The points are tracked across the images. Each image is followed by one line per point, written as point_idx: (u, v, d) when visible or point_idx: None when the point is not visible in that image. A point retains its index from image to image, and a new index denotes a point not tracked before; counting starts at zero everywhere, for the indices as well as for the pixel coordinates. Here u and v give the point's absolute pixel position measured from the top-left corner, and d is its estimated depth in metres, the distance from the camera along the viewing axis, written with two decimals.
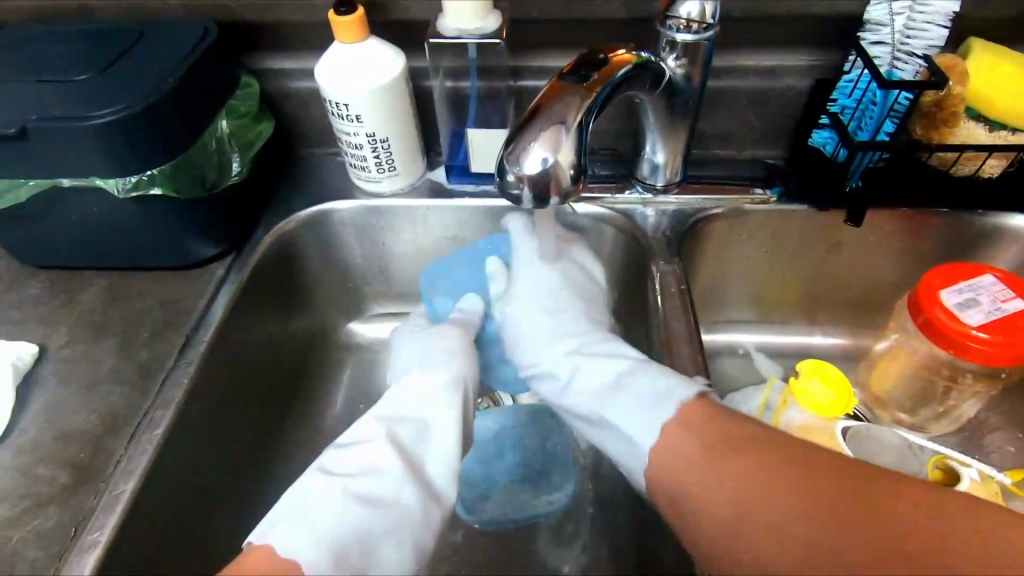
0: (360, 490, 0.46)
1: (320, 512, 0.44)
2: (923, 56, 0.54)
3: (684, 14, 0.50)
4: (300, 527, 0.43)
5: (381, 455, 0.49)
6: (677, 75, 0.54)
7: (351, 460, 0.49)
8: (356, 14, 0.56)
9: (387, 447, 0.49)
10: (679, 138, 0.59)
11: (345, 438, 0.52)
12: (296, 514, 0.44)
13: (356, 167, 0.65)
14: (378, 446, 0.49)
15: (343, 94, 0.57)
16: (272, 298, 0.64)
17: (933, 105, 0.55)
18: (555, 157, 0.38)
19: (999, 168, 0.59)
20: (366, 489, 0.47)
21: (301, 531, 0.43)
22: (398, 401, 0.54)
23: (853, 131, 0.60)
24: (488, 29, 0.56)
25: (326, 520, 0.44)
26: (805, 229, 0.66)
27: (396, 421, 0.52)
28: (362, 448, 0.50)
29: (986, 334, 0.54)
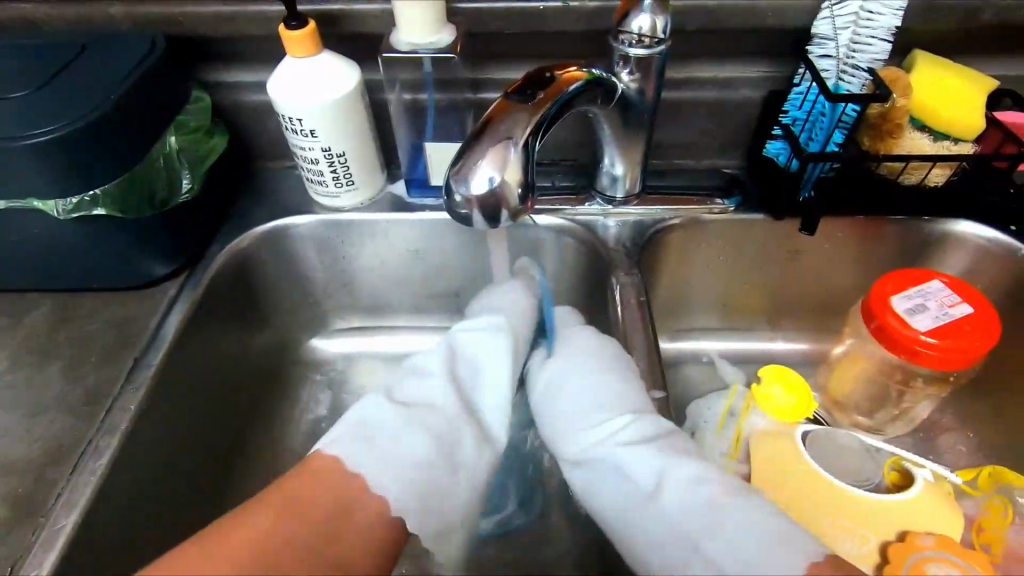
0: (418, 419, 0.51)
1: (389, 438, 0.49)
2: (867, 70, 0.56)
3: (636, 29, 0.51)
4: (361, 441, 0.48)
5: (438, 404, 0.53)
6: (631, 89, 0.54)
7: (412, 391, 0.54)
8: (308, 28, 0.55)
9: (443, 385, 0.54)
10: (636, 150, 0.60)
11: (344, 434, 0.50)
12: (362, 435, 0.49)
13: (313, 182, 0.64)
14: (440, 387, 0.54)
15: (297, 109, 0.57)
16: (228, 316, 0.63)
17: (878, 118, 0.56)
18: (502, 176, 0.38)
19: (943, 177, 0.61)
20: (395, 433, 0.49)
21: (369, 459, 0.46)
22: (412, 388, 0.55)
23: (805, 142, 0.61)
24: (441, 43, 0.55)
25: (386, 464, 0.47)
26: (763, 237, 0.67)
27: (449, 377, 0.56)
28: (432, 388, 0.54)
29: (933, 339, 0.56)
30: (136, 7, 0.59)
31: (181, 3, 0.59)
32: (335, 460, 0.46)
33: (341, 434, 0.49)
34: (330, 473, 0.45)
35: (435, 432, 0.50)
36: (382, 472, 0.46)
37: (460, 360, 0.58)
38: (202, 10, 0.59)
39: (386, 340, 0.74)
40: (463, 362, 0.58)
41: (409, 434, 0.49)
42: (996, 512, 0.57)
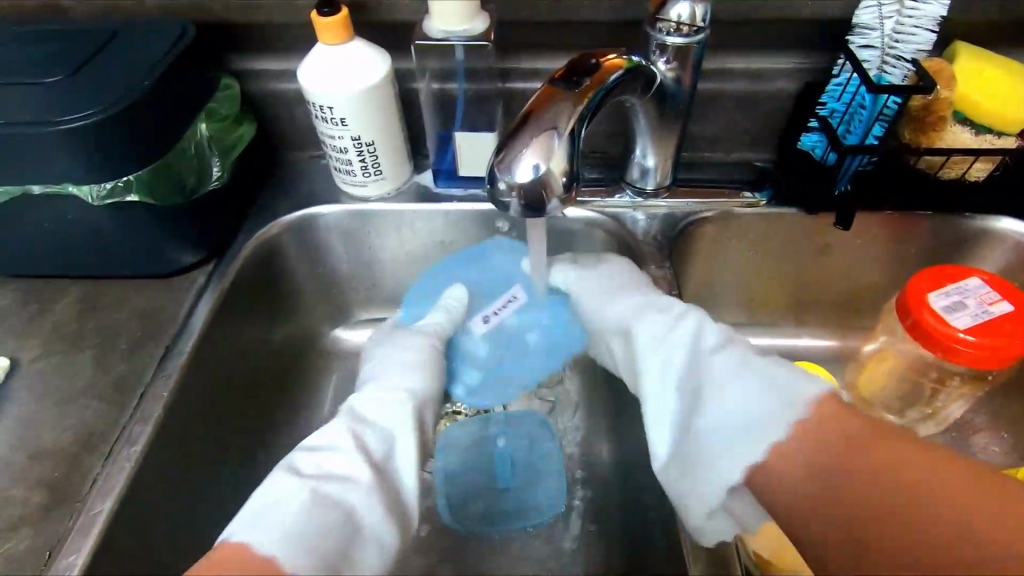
0: (330, 493, 0.44)
1: (282, 511, 0.41)
2: (911, 60, 0.54)
3: (674, 17, 0.50)
4: (258, 521, 0.41)
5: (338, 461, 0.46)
6: (667, 78, 0.53)
7: (323, 465, 0.46)
8: (339, 14, 0.54)
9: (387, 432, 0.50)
10: (669, 142, 0.59)
11: (315, 439, 0.48)
12: (276, 500, 0.42)
13: (341, 171, 0.63)
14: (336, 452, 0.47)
15: (327, 97, 0.56)
16: (255, 305, 0.63)
17: (920, 110, 0.55)
18: (547, 164, 0.37)
19: (984, 171, 0.59)
20: (338, 466, 0.46)
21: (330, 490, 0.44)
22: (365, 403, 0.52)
23: (842, 135, 0.59)
24: (474, 31, 0.54)
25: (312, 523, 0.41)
26: (794, 232, 0.66)
27: (383, 400, 0.52)
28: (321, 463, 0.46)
29: (972, 337, 0.55)
30: None
31: None
32: (250, 546, 0.39)
33: (245, 512, 0.42)
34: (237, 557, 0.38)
35: (348, 466, 0.46)
36: (273, 536, 0.39)
37: (364, 408, 0.52)
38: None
39: None
40: (375, 407, 0.52)
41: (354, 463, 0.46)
42: None
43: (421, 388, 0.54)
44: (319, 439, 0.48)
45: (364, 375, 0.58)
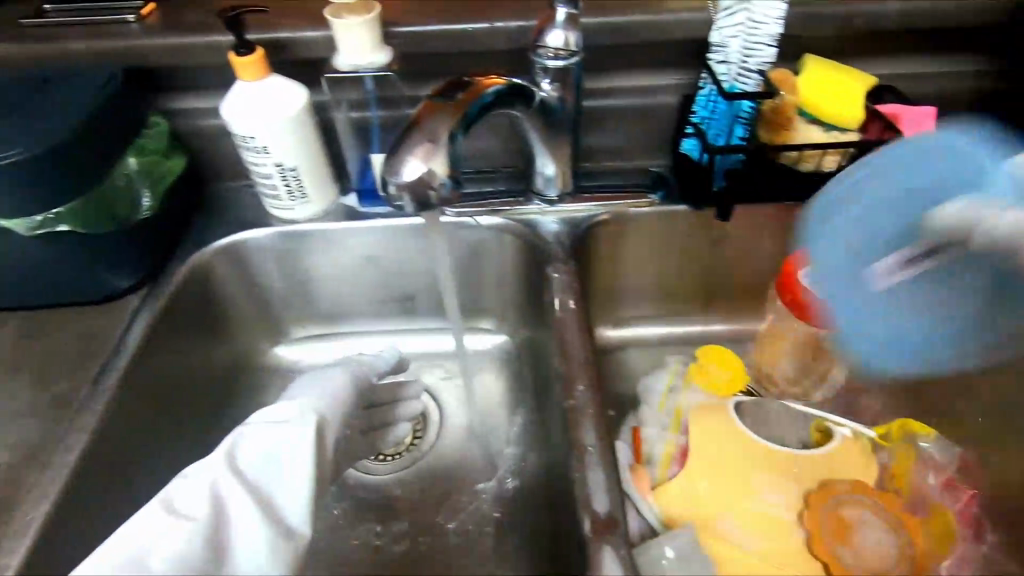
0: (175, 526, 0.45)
1: (162, 544, 0.44)
2: (759, 72, 0.63)
3: (552, 45, 0.58)
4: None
5: (248, 518, 0.46)
6: (552, 96, 0.61)
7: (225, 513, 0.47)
8: (256, 54, 0.60)
9: (242, 500, 0.47)
10: (564, 151, 0.67)
11: (229, 532, 0.46)
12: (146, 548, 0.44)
13: (268, 197, 0.69)
14: (242, 516, 0.46)
15: (247, 129, 0.62)
16: (192, 326, 0.67)
17: (771, 113, 0.64)
18: (430, 166, 0.42)
19: (835, 162, 0.68)
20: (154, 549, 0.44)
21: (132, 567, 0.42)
22: (192, 485, 0.48)
23: (713, 138, 0.68)
24: (378, 64, 0.60)
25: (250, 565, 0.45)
26: (686, 227, 0.74)
27: (236, 476, 0.49)
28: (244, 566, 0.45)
29: None
30: (93, 41, 0.64)
31: (140, 37, 0.64)
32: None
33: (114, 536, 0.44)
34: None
35: (306, 461, 0.51)
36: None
37: (244, 450, 0.50)
38: (158, 43, 0.64)
39: (345, 344, 0.79)
40: (262, 445, 0.51)
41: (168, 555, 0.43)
42: (908, 462, 0.63)
43: (319, 409, 0.56)
44: (193, 487, 0.48)
45: (253, 470, 0.50)
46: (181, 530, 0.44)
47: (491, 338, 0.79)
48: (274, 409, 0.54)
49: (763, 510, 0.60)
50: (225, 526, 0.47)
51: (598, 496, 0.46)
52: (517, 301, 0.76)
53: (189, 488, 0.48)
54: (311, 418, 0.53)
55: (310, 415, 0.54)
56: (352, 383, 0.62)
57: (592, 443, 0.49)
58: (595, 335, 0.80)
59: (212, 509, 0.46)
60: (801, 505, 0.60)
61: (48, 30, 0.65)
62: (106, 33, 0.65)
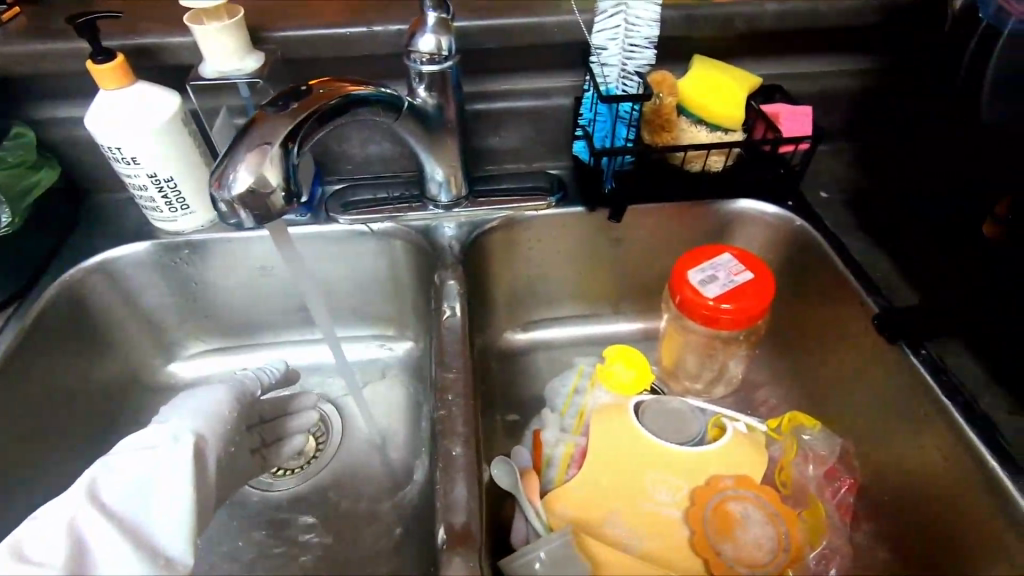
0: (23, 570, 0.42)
1: None
2: (639, 74, 0.64)
3: (424, 49, 0.57)
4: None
5: (114, 550, 0.44)
6: (428, 103, 0.60)
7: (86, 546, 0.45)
8: (116, 60, 0.58)
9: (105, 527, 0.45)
10: (451, 156, 0.66)
11: (88, 563, 0.44)
12: None
13: (148, 209, 0.66)
14: (107, 548, 0.44)
15: (111, 140, 0.59)
16: (66, 345, 0.64)
17: (652, 113, 0.64)
18: (260, 178, 0.41)
19: (721, 162, 0.69)
20: None
21: None
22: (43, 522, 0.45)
23: (602, 140, 0.68)
24: (249, 68, 0.58)
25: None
26: (583, 229, 0.74)
27: (97, 505, 0.46)
28: None
29: (726, 304, 0.64)
30: None
31: None
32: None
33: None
34: None
35: (180, 481, 0.49)
36: None
37: (106, 487, 0.48)
38: (15, 49, 0.61)
39: (244, 357, 0.77)
40: (129, 471, 0.49)
41: None
42: (793, 457, 0.64)
43: (201, 427, 0.55)
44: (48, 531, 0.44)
45: (118, 496, 0.47)
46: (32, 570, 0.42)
47: (395, 345, 0.78)
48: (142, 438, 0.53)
49: (651, 511, 0.60)
50: (87, 562, 0.44)
51: (456, 507, 0.45)
52: (417, 308, 0.75)
53: (41, 529, 0.45)
54: (187, 439, 0.53)
55: (184, 438, 0.53)
56: (231, 399, 0.61)
57: (457, 453, 0.48)
58: (503, 338, 0.80)
59: (73, 547, 0.44)
60: (688, 503, 0.60)
61: None
62: None
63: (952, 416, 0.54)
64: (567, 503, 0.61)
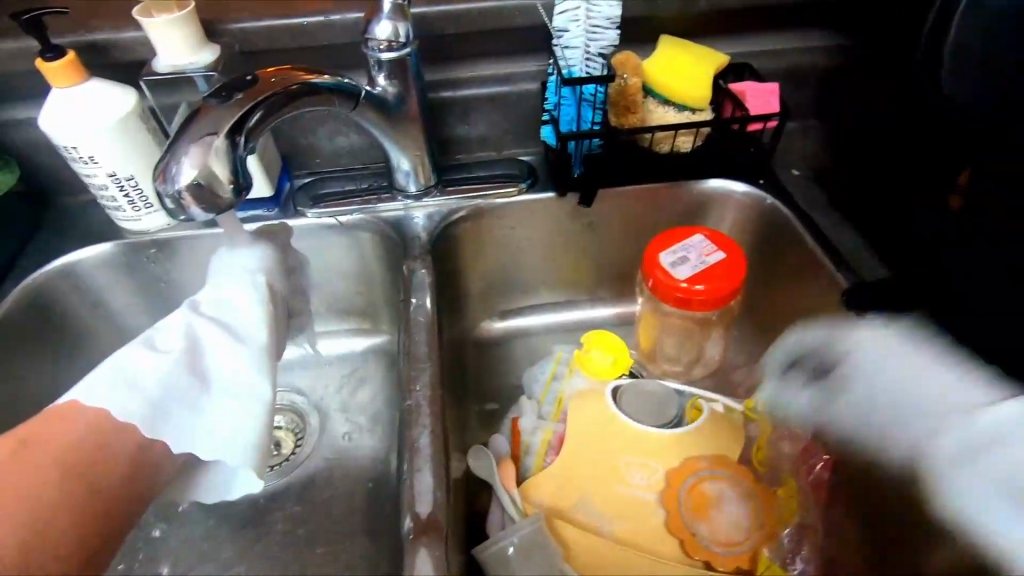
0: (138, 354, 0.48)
1: (133, 374, 0.47)
2: (602, 56, 0.63)
3: (382, 36, 0.56)
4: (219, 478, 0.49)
5: (226, 390, 0.50)
6: (390, 92, 0.59)
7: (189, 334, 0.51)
8: (67, 58, 0.57)
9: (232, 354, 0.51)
10: (416, 145, 0.65)
11: (197, 332, 0.52)
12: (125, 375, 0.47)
13: (111, 209, 0.65)
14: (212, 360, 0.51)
15: (68, 138, 0.58)
16: (32, 350, 0.63)
17: (618, 94, 0.64)
18: (208, 171, 0.40)
19: (690, 143, 0.68)
20: (135, 358, 0.48)
21: (119, 393, 0.46)
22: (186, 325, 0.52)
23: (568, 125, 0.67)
24: (204, 62, 0.58)
25: (216, 433, 0.47)
26: (555, 215, 0.73)
27: (204, 326, 0.52)
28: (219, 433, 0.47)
29: (695, 285, 0.63)
30: None
31: None
32: (90, 405, 0.45)
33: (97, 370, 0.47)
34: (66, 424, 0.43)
35: (263, 337, 0.54)
36: (135, 396, 0.46)
37: (205, 303, 0.55)
38: None
39: None
40: (221, 312, 0.54)
41: (142, 386, 0.47)
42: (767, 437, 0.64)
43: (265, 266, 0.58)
44: (178, 342, 0.51)
45: (231, 332, 0.53)
46: (143, 363, 0.48)
47: (372, 339, 0.78)
48: (220, 277, 0.57)
49: (625, 495, 0.60)
50: (202, 356, 0.51)
51: (423, 494, 0.45)
52: (392, 300, 0.74)
53: (163, 333, 0.51)
54: (260, 276, 0.57)
55: (259, 275, 0.57)
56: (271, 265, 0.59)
57: (425, 441, 0.48)
58: (481, 328, 0.79)
59: (187, 343, 0.51)
60: (664, 485, 0.61)
61: None
62: None
63: (919, 384, 0.54)
64: (543, 490, 0.60)
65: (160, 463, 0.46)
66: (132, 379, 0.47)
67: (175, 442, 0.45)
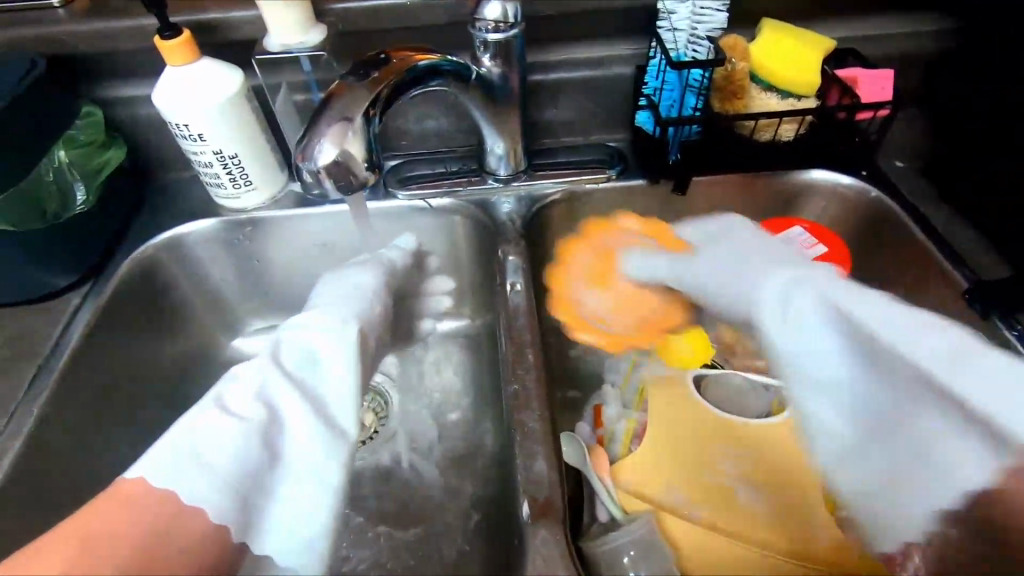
0: (224, 408, 0.50)
1: (213, 440, 0.47)
2: (709, 39, 0.61)
3: (490, 18, 0.55)
4: (290, 526, 0.48)
5: (302, 445, 0.51)
6: (494, 72, 0.59)
7: (265, 389, 0.53)
8: (182, 37, 0.58)
9: (304, 412, 0.52)
10: (513, 129, 0.65)
11: (273, 389, 0.53)
12: (198, 438, 0.47)
13: (212, 185, 0.66)
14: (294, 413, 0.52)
15: (181, 116, 0.59)
16: (139, 323, 0.65)
17: (724, 79, 0.62)
18: (346, 149, 0.40)
19: (793, 131, 0.66)
20: (214, 419, 0.49)
21: (201, 456, 0.47)
22: (261, 382, 0.53)
23: (666, 109, 0.66)
24: (312, 43, 0.58)
25: (291, 492, 0.49)
26: (645, 203, 0.72)
27: (283, 382, 0.54)
28: (291, 503, 0.49)
29: (796, 278, 0.62)
30: (12, 29, 0.61)
31: (60, 23, 0.61)
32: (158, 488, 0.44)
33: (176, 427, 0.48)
34: (141, 491, 0.44)
35: (343, 386, 0.56)
36: (223, 460, 0.47)
37: (285, 356, 0.57)
38: (80, 28, 0.61)
39: None
40: (301, 362, 0.57)
41: (226, 446, 0.47)
42: None
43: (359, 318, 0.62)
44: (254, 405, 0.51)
45: (312, 389, 0.55)
46: (226, 424, 0.48)
47: (452, 322, 0.78)
48: (306, 327, 0.60)
49: (713, 483, 0.56)
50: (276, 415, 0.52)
51: (538, 480, 0.45)
52: (476, 284, 0.74)
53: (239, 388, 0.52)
54: (352, 327, 0.60)
55: (351, 325, 0.61)
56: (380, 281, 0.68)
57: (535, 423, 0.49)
58: None
59: (264, 411, 0.51)
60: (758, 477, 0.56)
61: None
62: (24, 20, 0.61)
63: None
64: (631, 473, 0.58)
65: (231, 544, 0.46)
66: (201, 447, 0.47)
67: (250, 509, 0.47)
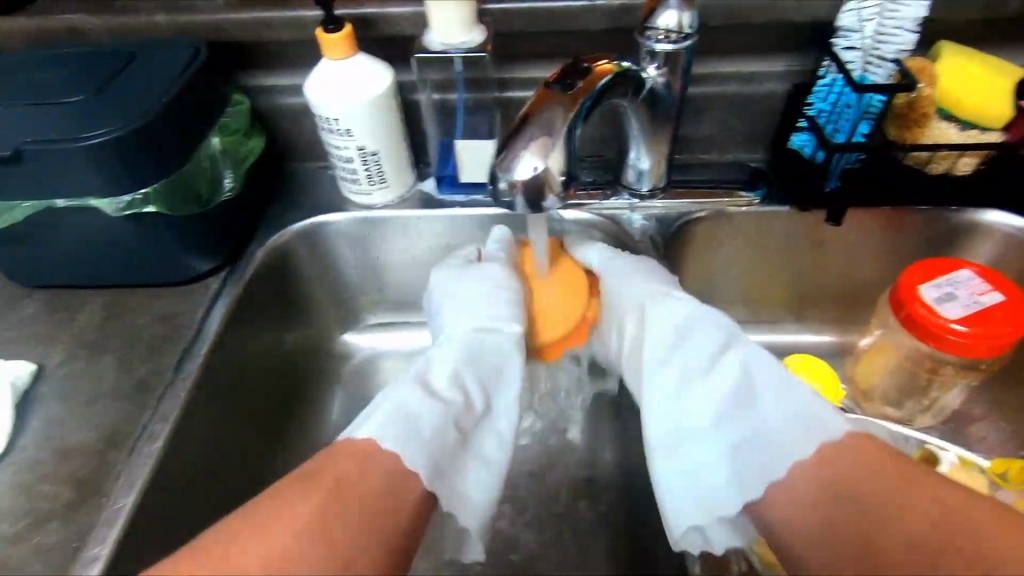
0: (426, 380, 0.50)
1: (416, 408, 0.47)
2: (893, 60, 0.56)
3: (662, 26, 0.52)
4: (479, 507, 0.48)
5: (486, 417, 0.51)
6: (658, 83, 0.56)
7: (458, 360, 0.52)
8: (344, 31, 0.57)
9: (484, 376, 0.53)
10: (663, 143, 0.61)
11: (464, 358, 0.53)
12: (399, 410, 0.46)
13: (347, 180, 0.66)
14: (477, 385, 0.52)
15: (333, 109, 0.59)
16: (268, 310, 0.65)
17: (906, 107, 0.57)
18: (545, 163, 0.40)
19: (971, 165, 0.61)
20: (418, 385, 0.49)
21: (401, 426, 0.45)
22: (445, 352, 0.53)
23: (831, 133, 0.61)
24: (472, 44, 0.56)
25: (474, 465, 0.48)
26: (788, 228, 0.68)
27: (466, 346, 0.54)
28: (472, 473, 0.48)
29: (964, 327, 0.56)
30: (177, 15, 0.62)
31: (222, 11, 0.62)
32: (362, 443, 0.44)
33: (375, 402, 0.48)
34: (358, 454, 0.43)
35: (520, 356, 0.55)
36: (427, 434, 0.46)
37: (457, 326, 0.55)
38: (241, 17, 0.61)
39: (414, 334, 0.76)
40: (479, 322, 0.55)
41: (431, 410, 0.47)
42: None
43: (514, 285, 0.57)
44: (437, 370, 0.51)
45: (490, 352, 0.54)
46: (425, 395, 0.48)
47: None
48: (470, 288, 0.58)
49: None
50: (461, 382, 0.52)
51: None
52: None
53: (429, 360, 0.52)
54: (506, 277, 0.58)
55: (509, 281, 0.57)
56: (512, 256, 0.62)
57: None
58: None
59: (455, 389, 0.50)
60: None
61: (131, 3, 0.64)
62: (188, 6, 0.62)
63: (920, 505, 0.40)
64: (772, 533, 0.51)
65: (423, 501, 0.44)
66: (408, 412, 0.46)
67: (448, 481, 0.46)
